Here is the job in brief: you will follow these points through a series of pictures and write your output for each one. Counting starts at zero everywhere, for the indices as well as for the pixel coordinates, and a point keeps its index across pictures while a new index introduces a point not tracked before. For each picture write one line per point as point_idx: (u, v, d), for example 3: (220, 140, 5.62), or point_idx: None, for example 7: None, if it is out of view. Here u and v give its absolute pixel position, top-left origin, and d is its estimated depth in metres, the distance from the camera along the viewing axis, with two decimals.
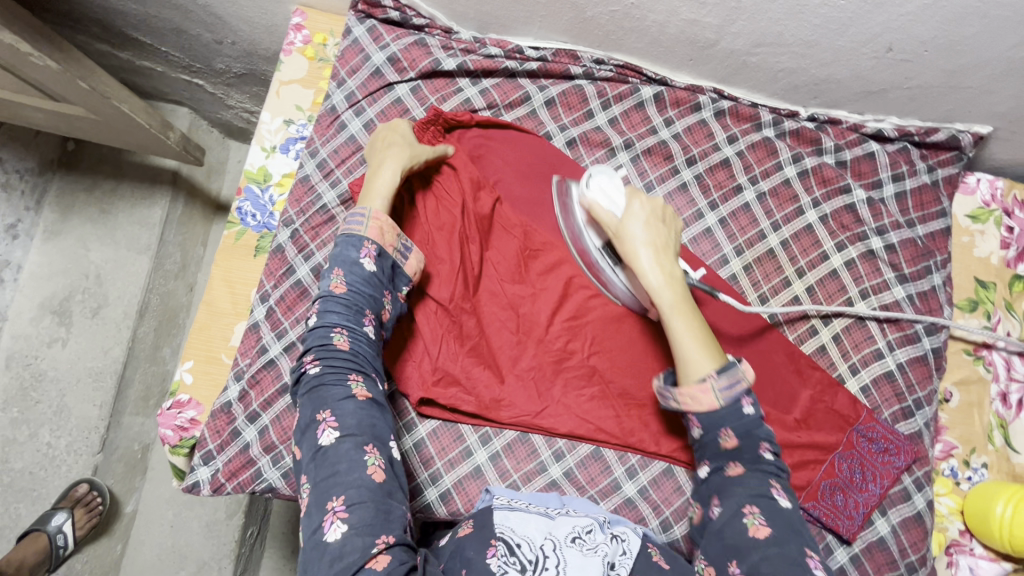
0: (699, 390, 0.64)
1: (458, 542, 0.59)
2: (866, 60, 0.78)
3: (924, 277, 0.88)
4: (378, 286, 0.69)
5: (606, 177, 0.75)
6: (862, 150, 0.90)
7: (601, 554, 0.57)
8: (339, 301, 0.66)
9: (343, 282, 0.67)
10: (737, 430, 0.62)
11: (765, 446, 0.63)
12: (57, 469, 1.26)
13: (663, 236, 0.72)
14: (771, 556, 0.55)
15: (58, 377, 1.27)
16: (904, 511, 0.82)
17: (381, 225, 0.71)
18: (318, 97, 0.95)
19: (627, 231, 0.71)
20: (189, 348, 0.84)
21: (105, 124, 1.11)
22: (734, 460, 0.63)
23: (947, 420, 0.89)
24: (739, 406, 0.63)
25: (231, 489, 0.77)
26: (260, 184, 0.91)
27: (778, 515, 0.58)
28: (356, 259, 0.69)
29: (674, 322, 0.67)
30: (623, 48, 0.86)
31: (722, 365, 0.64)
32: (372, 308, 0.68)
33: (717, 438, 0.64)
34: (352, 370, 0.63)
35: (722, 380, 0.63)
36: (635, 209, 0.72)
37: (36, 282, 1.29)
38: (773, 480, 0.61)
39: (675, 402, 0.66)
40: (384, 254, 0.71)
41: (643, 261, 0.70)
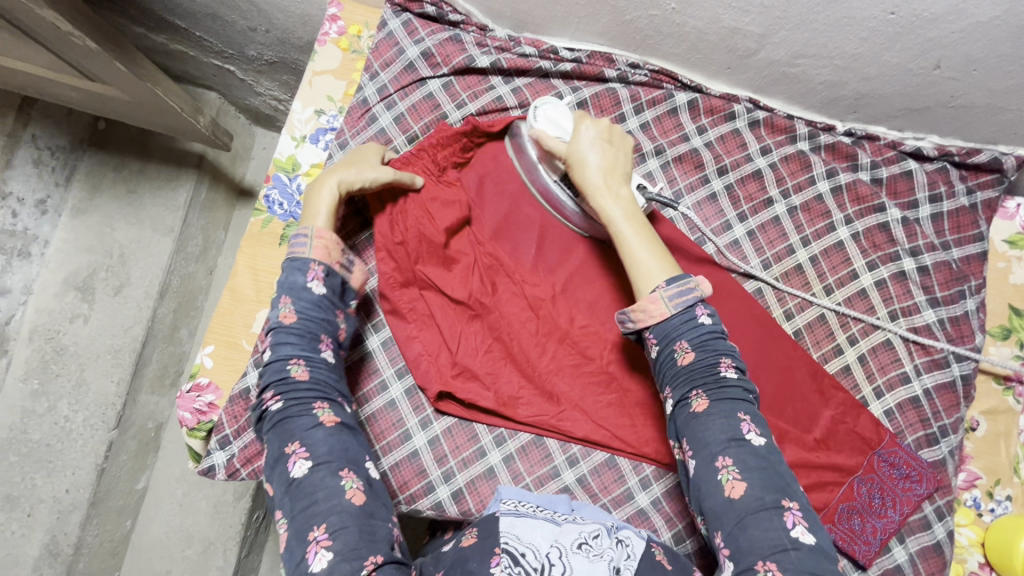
0: (649, 300, 0.65)
1: (461, 551, 0.58)
2: (912, 77, 0.76)
3: (957, 301, 0.86)
4: (331, 307, 0.69)
5: (552, 107, 0.77)
6: (900, 167, 0.88)
7: (607, 559, 0.56)
8: (292, 332, 0.66)
9: (292, 311, 0.66)
10: (693, 340, 0.63)
11: (724, 364, 0.62)
12: (73, 444, 1.26)
13: (611, 157, 0.72)
14: (748, 521, 0.54)
15: (79, 352, 1.29)
16: (923, 540, 0.80)
17: (326, 243, 0.69)
18: (350, 88, 0.94)
19: (578, 154, 0.71)
20: (210, 332, 0.85)
21: (137, 105, 1.12)
22: (697, 389, 0.62)
23: (972, 449, 0.87)
24: (691, 314, 0.64)
25: (246, 475, 0.77)
26: (289, 172, 0.90)
27: (750, 463, 0.57)
28: (304, 284, 0.68)
29: (625, 233, 0.68)
30: (659, 53, 0.85)
31: (675, 276, 0.65)
32: (327, 333, 0.68)
33: (675, 354, 0.64)
34: (316, 398, 0.64)
35: (672, 289, 0.64)
36: (583, 133, 0.72)
37: (62, 258, 1.30)
38: (739, 412, 0.60)
39: (632, 323, 0.67)
40: (332, 273, 0.69)
41: (591, 184, 0.70)
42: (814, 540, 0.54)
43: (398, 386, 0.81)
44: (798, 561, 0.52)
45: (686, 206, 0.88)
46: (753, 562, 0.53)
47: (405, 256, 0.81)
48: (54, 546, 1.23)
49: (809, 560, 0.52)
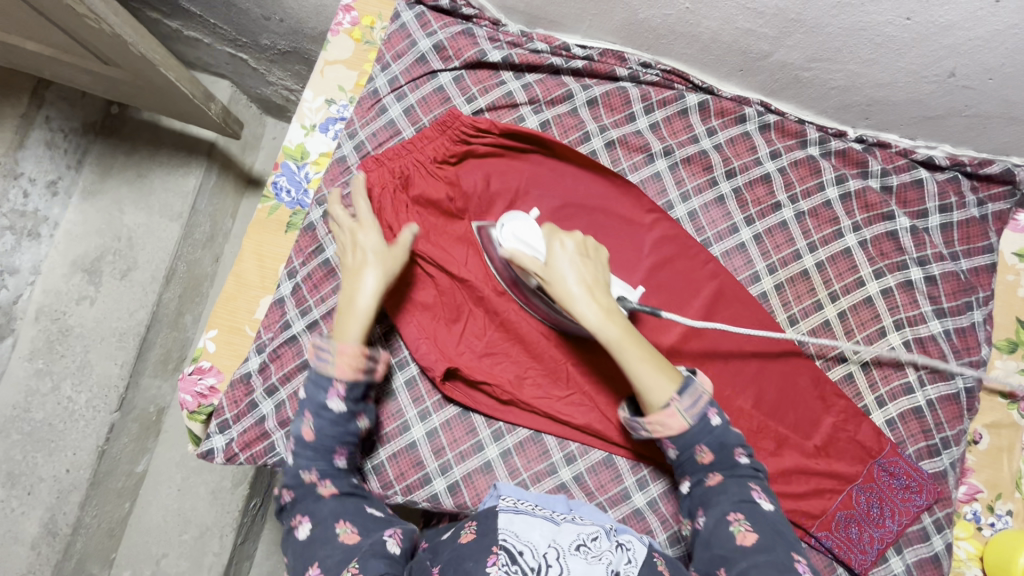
0: (666, 415, 0.64)
1: (459, 549, 0.57)
2: (925, 85, 0.75)
3: (964, 313, 0.85)
4: (348, 419, 0.67)
5: (521, 223, 0.74)
6: (911, 176, 0.87)
7: (606, 562, 0.56)
8: (308, 449, 0.65)
9: (310, 428, 0.65)
10: (711, 443, 0.64)
11: (739, 452, 0.65)
12: (75, 424, 1.27)
13: (591, 270, 0.70)
14: (759, 562, 0.57)
15: (84, 334, 1.31)
16: (920, 551, 0.80)
17: (349, 358, 0.66)
18: (361, 79, 0.94)
19: (557, 276, 0.69)
20: (214, 316, 0.85)
21: (150, 90, 1.13)
22: (713, 470, 0.64)
23: (973, 462, 0.86)
24: (706, 420, 0.64)
25: (244, 460, 0.76)
26: (298, 160, 0.90)
27: (759, 517, 0.61)
28: (325, 402, 0.65)
29: (625, 355, 0.66)
30: (672, 53, 0.85)
31: (681, 384, 0.65)
32: (343, 443, 0.67)
33: (694, 455, 0.65)
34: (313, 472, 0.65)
35: (685, 400, 0.64)
36: (558, 251, 0.70)
37: (70, 241, 1.34)
38: (751, 482, 0.63)
39: (647, 432, 0.67)
40: (356, 384, 0.66)
41: (578, 304, 0.68)
42: None
43: (399, 380, 0.81)
44: None
45: (694, 207, 0.88)
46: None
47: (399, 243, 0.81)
48: (52, 525, 1.24)
49: None
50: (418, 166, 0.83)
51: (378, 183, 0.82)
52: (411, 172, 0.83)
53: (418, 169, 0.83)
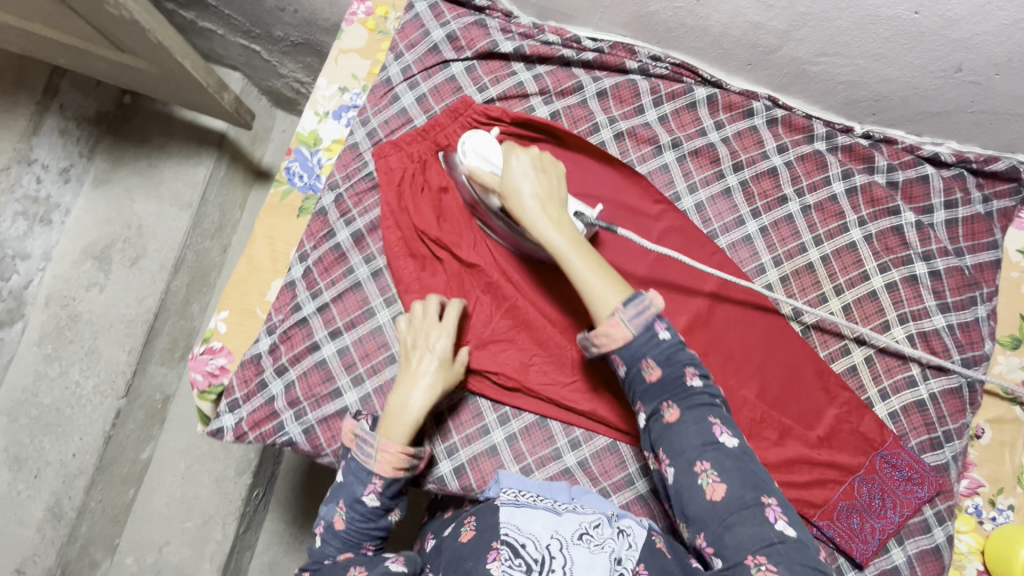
0: (610, 325, 0.62)
1: (461, 548, 0.59)
2: (933, 80, 0.76)
3: (968, 308, 0.85)
4: (381, 516, 0.66)
5: (480, 141, 0.77)
6: (916, 172, 0.88)
7: (607, 551, 0.57)
8: (338, 537, 0.66)
9: (343, 518, 0.65)
10: (658, 358, 0.61)
11: (690, 373, 0.62)
12: (82, 409, 1.30)
13: (547, 184, 0.70)
14: (733, 521, 0.56)
15: (92, 320, 1.34)
16: (922, 543, 0.80)
17: (391, 456, 0.67)
18: (375, 67, 0.95)
19: (513, 189, 0.69)
20: (225, 297, 0.86)
21: (165, 79, 1.15)
22: (667, 400, 0.61)
23: (975, 456, 0.87)
24: (652, 331, 0.61)
25: (253, 439, 0.78)
26: (311, 147, 0.91)
27: (726, 464, 0.58)
28: (360, 496, 0.66)
29: (574, 264, 0.65)
30: (682, 46, 0.86)
31: (628, 296, 0.63)
32: (372, 539, 0.66)
33: (642, 372, 0.62)
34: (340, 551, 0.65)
35: (630, 310, 0.61)
36: (515, 164, 0.70)
37: (81, 228, 1.37)
38: (710, 416, 0.60)
39: (596, 347, 0.63)
40: (395, 478, 0.67)
41: (532, 213, 0.68)
42: (797, 533, 0.56)
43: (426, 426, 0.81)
44: (786, 553, 0.54)
45: (700, 199, 0.89)
46: (744, 557, 0.54)
47: (408, 228, 0.83)
48: (57, 508, 1.27)
49: (795, 552, 0.54)
50: (431, 153, 0.85)
51: (393, 170, 0.84)
52: (424, 160, 0.85)
53: (431, 157, 0.85)
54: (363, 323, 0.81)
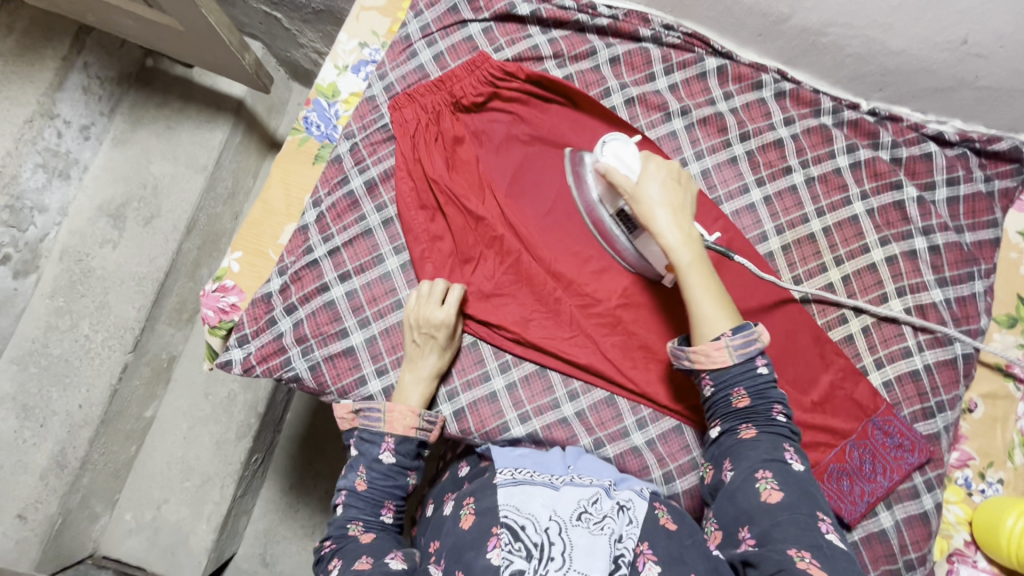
0: (712, 346, 0.67)
1: (461, 537, 0.60)
2: (938, 53, 0.78)
3: (966, 282, 0.87)
4: (400, 473, 0.72)
5: (618, 144, 0.76)
6: (920, 149, 0.90)
7: (608, 532, 0.58)
8: (361, 498, 0.71)
9: (364, 479, 0.71)
10: (749, 388, 0.67)
11: (777, 408, 0.67)
12: (90, 361, 1.26)
13: (679, 197, 0.72)
14: (782, 520, 0.59)
15: (105, 276, 1.32)
16: (910, 508, 0.82)
17: (399, 417, 0.74)
18: (394, 25, 0.97)
19: (645, 196, 0.72)
20: (240, 239, 0.91)
21: (187, 36, 1.18)
22: (746, 422, 0.67)
23: (967, 430, 0.88)
24: (751, 365, 0.67)
25: (260, 372, 0.82)
26: (328, 98, 0.95)
27: (787, 477, 0.62)
28: (377, 454, 0.72)
29: (690, 280, 0.69)
30: (694, 15, 0.88)
31: (738, 325, 0.68)
32: (392, 498, 0.72)
33: (729, 397, 0.68)
34: (357, 517, 0.70)
35: (737, 339, 0.67)
36: (651, 172, 0.73)
37: (99, 185, 1.37)
38: (785, 443, 0.65)
39: (688, 361, 0.70)
40: (407, 437, 0.73)
41: (660, 223, 0.70)
42: (845, 548, 0.58)
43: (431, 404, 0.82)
44: (830, 558, 0.56)
45: (707, 166, 0.90)
46: (787, 548, 0.57)
47: (418, 178, 0.85)
48: (61, 458, 1.21)
49: (841, 560, 0.56)
50: (445, 106, 0.88)
51: (407, 121, 0.87)
52: (438, 111, 0.88)
53: (445, 109, 0.88)
54: (371, 269, 0.84)
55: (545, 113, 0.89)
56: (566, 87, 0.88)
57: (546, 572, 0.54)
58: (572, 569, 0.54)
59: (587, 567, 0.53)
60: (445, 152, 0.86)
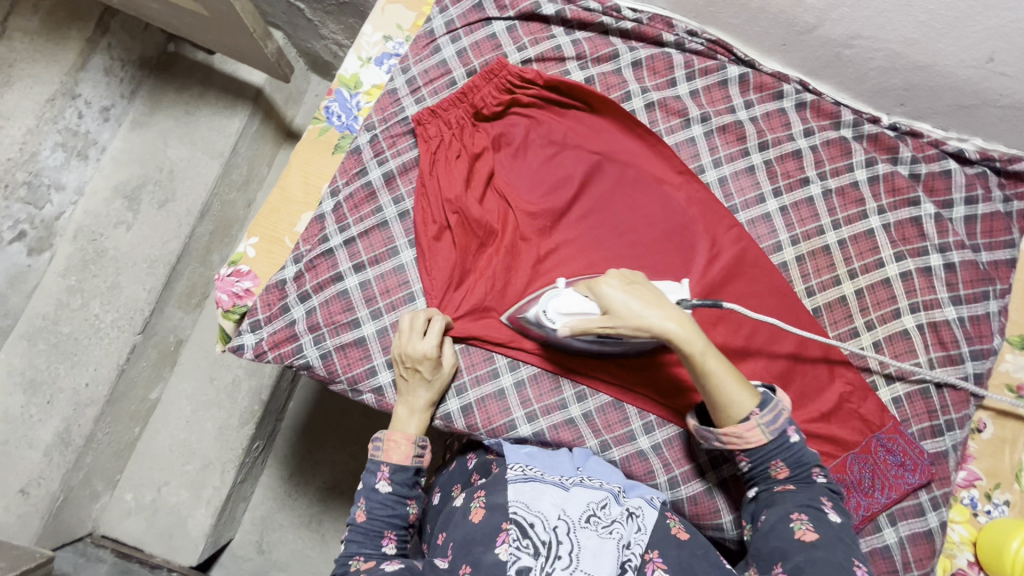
0: (745, 428, 0.66)
1: (470, 529, 0.60)
2: (964, 70, 0.77)
3: (980, 301, 0.86)
4: (399, 502, 0.72)
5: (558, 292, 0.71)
6: (940, 166, 0.89)
7: (616, 536, 0.59)
8: (360, 531, 0.69)
9: (362, 510, 0.70)
10: (788, 459, 0.67)
11: (815, 470, 0.68)
12: (99, 341, 1.27)
13: (649, 292, 0.68)
14: (816, 558, 0.60)
15: (118, 257, 1.33)
16: (915, 526, 0.82)
17: (396, 446, 0.74)
18: (419, 20, 0.98)
19: (627, 318, 0.66)
20: (257, 225, 0.92)
21: (209, 21, 1.19)
22: (786, 480, 0.68)
23: (975, 450, 0.88)
24: (785, 437, 0.67)
25: (271, 358, 0.83)
26: (350, 89, 0.96)
27: (824, 523, 0.63)
28: (374, 484, 0.72)
29: (714, 367, 0.65)
30: (719, 22, 0.88)
31: (760, 399, 0.67)
32: (392, 527, 0.70)
33: (769, 467, 0.68)
34: (357, 552, 0.68)
35: (766, 415, 0.66)
36: (610, 293, 0.68)
37: (116, 166, 1.38)
38: (823, 496, 0.66)
39: (720, 441, 0.69)
40: (402, 466, 0.73)
41: (660, 327, 0.65)
42: None
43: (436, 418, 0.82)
44: None
45: (724, 174, 0.90)
46: None
47: (435, 195, 0.86)
48: (66, 435, 1.21)
49: None
50: (467, 119, 0.89)
51: (431, 137, 0.88)
52: (460, 125, 0.89)
53: (467, 123, 0.89)
54: (386, 261, 0.85)
55: (562, 122, 0.90)
56: (583, 92, 0.88)
57: (553, 571, 0.55)
58: (579, 569, 0.55)
59: (595, 569, 0.55)
60: (465, 164, 0.87)
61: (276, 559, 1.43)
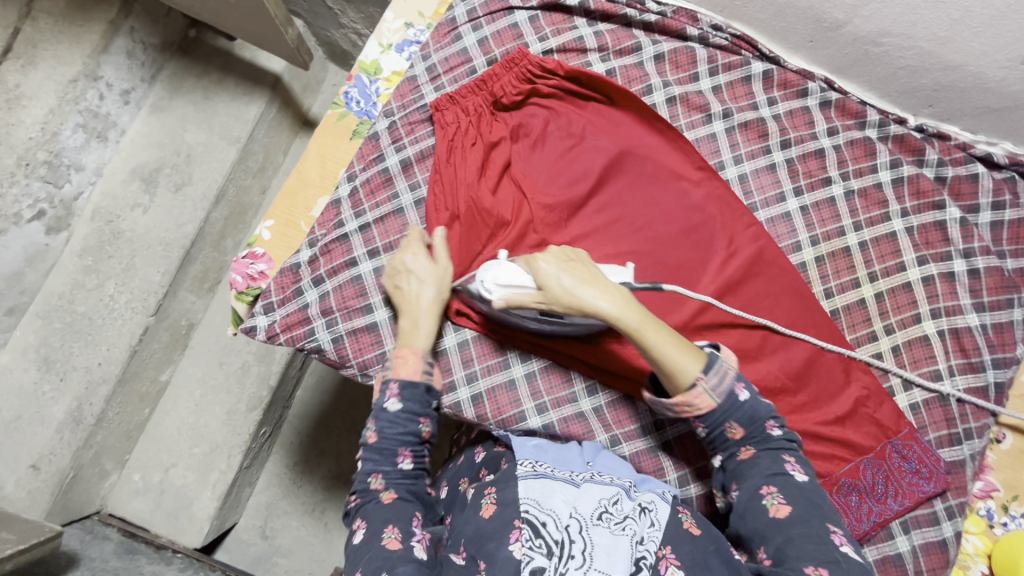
0: (693, 394, 0.67)
1: (481, 525, 0.60)
2: (997, 70, 0.75)
3: (1004, 309, 0.84)
4: (410, 420, 0.71)
5: (498, 269, 0.75)
6: (967, 170, 0.87)
7: (631, 532, 0.58)
8: (374, 450, 0.70)
9: (373, 431, 0.70)
10: (742, 419, 0.67)
11: (769, 424, 0.67)
12: (113, 321, 1.28)
13: (584, 270, 0.72)
14: (795, 536, 0.59)
15: (133, 239, 1.33)
16: (928, 535, 0.80)
17: (403, 361, 0.74)
18: (441, 8, 0.98)
19: (562, 293, 0.70)
20: (273, 209, 0.93)
21: (230, 6, 1.19)
22: (745, 443, 0.67)
23: (994, 461, 0.86)
24: (733, 396, 0.67)
25: (284, 341, 0.83)
26: (370, 75, 0.95)
27: (792, 489, 0.63)
28: (383, 404, 0.71)
29: (650, 336, 0.68)
30: (745, 17, 0.87)
31: (707, 363, 0.68)
32: (406, 446, 0.70)
33: (725, 431, 0.68)
34: (373, 470, 0.69)
35: (711, 378, 0.67)
36: (545, 269, 0.72)
37: (135, 149, 1.38)
38: (784, 454, 0.66)
39: (675, 412, 0.69)
40: (411, 383, 0.72)
41: (592, 301, 0.70)
42: (860, 558, 0.58)
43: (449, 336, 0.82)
44: (848, 571, 0.56)
45: (744, 171, 0.89)
46: (805, 567, 0.57)
47: (450, 183, 0.85)
48: (78, 413, 1.22)
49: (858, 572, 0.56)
50: (486, 107, 0.88)
51: (448, 124, 0.87)
52: (478, 114, 0.88)
53: (485, 111, 0.88)
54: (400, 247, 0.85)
55: (580, 114, 0.89)
56: (605, 85, 0.87)
57: (567, 570, 0.54)
58: (593, 568, 0.54)
59: (609, 567, 0.54)
60: (481, 153, 0.86)
61: (279, 545, 1.44)
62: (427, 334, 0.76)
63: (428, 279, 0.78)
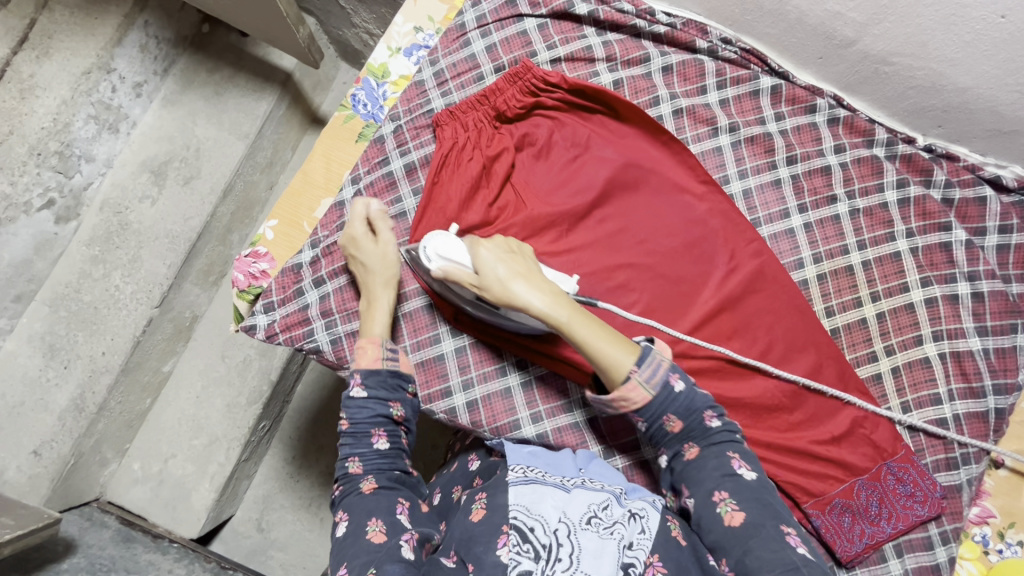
0: (628, 389, 0.67)
1: (470, 528, 0.60)
2: (1008, 94, 0.74)
3: (1007, 334, 0.83)
4: (381, 403, 0.73)
5: (441, 241, 0.76)
6: (974, 192, 0.86)
7: (617, 537, 0.58)
8: (349, 437, 0.72)
9: (347, 419, 0.73)
10: (678, 411, 0.68)
11: (708, 416, 0.69)
12: (119, 311, 1.29)
13: (522, 263, 0.74)
14: (752, 545, 0.59)
15: (141, 231, 1.34)
16: (922, 559, 0.80)
17: (364, 352, 0.76)
18: (450, 13, 0.98)
19: (493, 282, 0.72)
20: (278, 209, 0.93)
21: (243, 4, 1.20)
22: (689, 443, 0.69)
23: (991, 486, 0.85)
24: (668, 388, 0.68)
25: (283, 340, 0.84)
26: (378, 78, 0.96)
27: (742, 491, 0.64)
28: (349, 394, 0.74)
29: (580, 333, 0.69)
30: (754, 31, 0.86)
31: (641, 356, 0.69)
32: (380, 426, 0.72)
33: (664, 425, 0.69)
34: (350, 453, 0.71)
35: (644, 370, 0.68)
36: (483, 256, 0.74)
37: (145, 142, 1.38)
38: (728, 451, 0.67)
39: (614, 407, 0.70)
40: (373, 371, 0.75)
41: (523, 295, 0.71)
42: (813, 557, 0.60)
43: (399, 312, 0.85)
44: None
45: (749, 186, 0.89)
46: None
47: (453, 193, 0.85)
48: (80, 401, 1.23)
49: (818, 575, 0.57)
50: (487, 122, 0.88)
51: (447, 138, 0.87)
52: (479, 128, 0.88)
53: (485, 126, 0.88)
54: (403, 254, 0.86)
55: (581, 127, 0.88)
56: (609, 99, 0.86)
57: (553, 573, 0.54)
58: (579, 570, 0.54)
59: (596, 570, 0.55)
60: (483, 165, 0.86)
61: (275, 538, 1.45)
62: (387, 320, 0.80)
63: (374, 263, 0.81)
